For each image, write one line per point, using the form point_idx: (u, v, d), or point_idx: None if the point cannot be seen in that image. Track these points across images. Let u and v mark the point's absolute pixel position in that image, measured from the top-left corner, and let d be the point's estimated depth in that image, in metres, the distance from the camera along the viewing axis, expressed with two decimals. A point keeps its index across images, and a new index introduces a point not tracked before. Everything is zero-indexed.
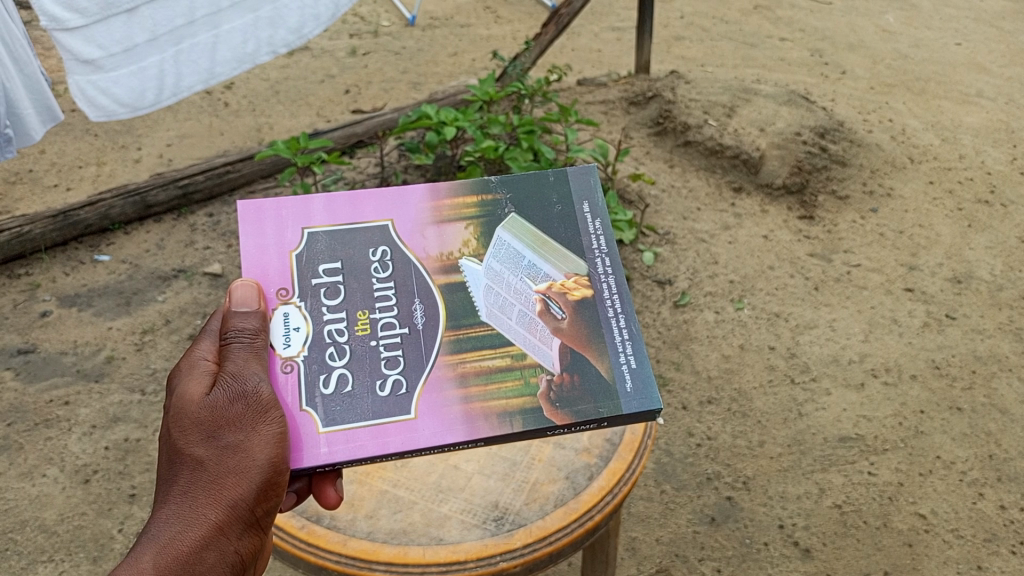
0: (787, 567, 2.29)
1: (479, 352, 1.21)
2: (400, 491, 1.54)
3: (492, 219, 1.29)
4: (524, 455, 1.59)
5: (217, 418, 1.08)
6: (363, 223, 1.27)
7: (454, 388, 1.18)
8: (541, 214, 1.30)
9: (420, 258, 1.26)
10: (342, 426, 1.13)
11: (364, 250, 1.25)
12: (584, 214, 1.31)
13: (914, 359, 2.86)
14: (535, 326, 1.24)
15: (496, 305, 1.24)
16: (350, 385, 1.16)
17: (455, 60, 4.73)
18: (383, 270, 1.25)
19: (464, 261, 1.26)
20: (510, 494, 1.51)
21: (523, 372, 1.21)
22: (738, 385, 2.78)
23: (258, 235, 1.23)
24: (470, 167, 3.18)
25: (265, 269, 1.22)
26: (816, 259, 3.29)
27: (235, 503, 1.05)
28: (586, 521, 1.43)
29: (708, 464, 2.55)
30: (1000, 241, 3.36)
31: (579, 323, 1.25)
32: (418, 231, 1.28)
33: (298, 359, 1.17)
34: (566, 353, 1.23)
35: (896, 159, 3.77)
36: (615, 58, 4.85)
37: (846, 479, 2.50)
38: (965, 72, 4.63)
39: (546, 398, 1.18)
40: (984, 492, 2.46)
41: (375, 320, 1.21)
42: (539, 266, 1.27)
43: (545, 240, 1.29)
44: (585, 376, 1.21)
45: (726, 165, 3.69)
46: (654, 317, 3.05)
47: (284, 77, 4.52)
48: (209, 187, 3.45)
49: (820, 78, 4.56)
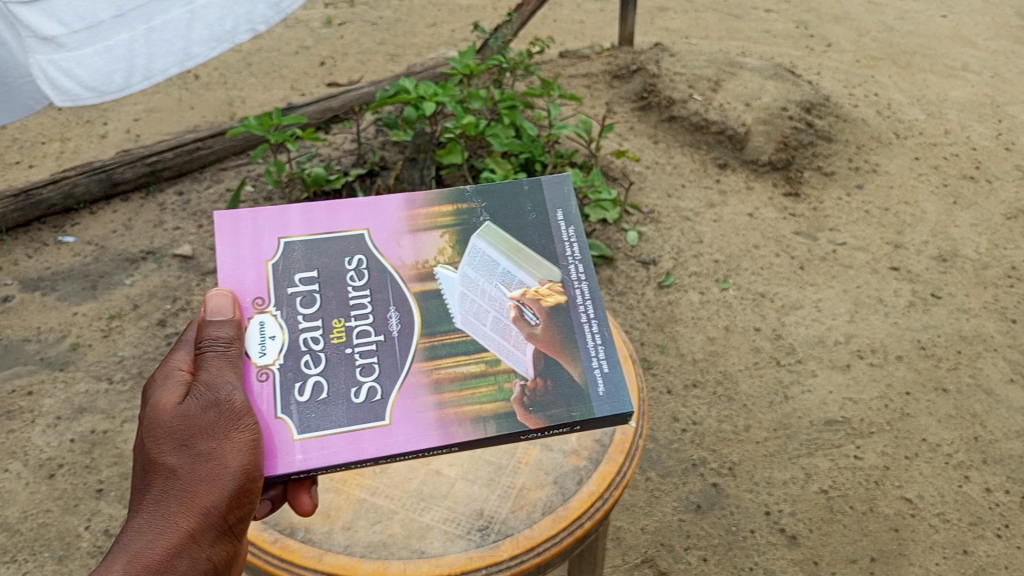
0: (774, 555, 2.25)
1: (454, 358, 1.15)
2: (379, 499, 1.43)
3: (468, 227, 1.22)
4: (510, 458, 1.48)
5: (189, 427, 1.02)
6: (336, 233, 1.20)
7: (429, 394, 1.11)
8: (515, 221, 1.24)
9: (395, 266, 1.19)
10: (317, 433, 1.06)
11: (340, 258, 1.18)
12: (559, 222, 1.24)
13: (900, 340, 2.83)
14: (510, 333, 1.17)
15: (471, 311, 1.18)
16: (326, 392, 1.09)
17: (434, 30, 4.60)
18: (359, 278, 1.17)
19: (440, 269, 1.20)
20: (496, 502, 1.40)
21: (497, 377, 1.14)
22: (724, 368, 2.74)
23: (235, 246, 1.16)
24: (451, 144, 3.08)
25: (241, 279, 1.14)
26: (802, 237, 3.24)
27: (208, 510, 0.99)
28: (575, 529, 1.36)
29: (694, 450, 2.50)
30: (985, 218, 3.33)
31: (553, 330, 1.18)
32: (394, 239, 1.21)
33: (274, 368, 1.10)
34: (539, 359, 1.16)
35: (881, 135, 3.73)
36: (598, 29, 4.75)
37: (833, 463, 2.46)
38: (950, 45, 4.59)
39: (519, 402, 1.12)
40: (970, 475, 2.43)
41: (351, 327, 1.14)
42: (513, 273, 1.20)
43: (520, 246, 1.22)
44: (558, 381, 1.14)
45: (711, 141, 3.63)
46: (637, 298, 2.98)
47: (257, 49, 4.39)
48: (179, 164, 3.32)
49: (805, 51, 4.49)
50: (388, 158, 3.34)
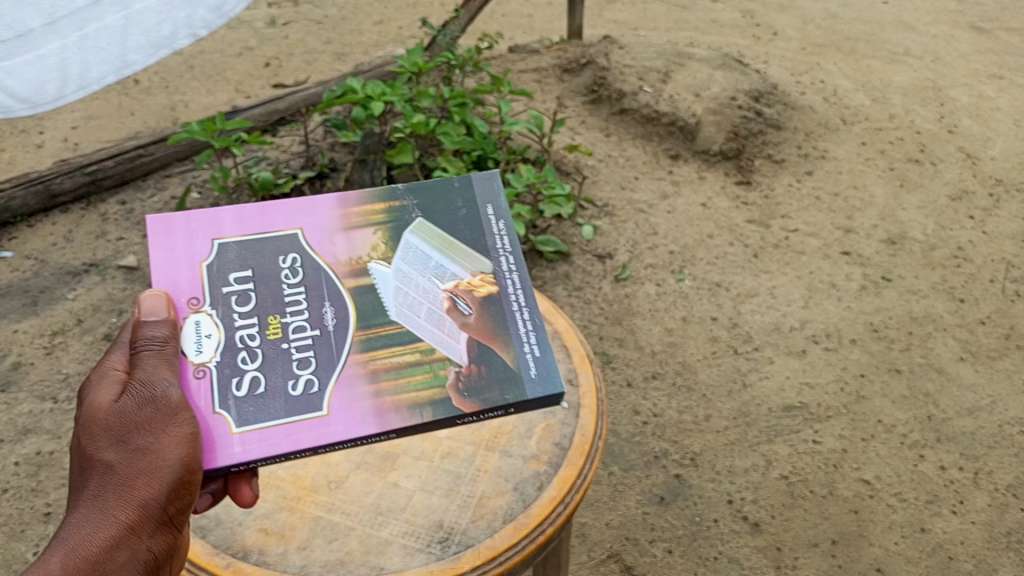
0: (738, 543, 2.25)
1: (389, 348, 1.12)
2: (335, 516, 1.35)
3: (400, 224, 1.21)
4: (469, 467, 1.44)
5: (125, 422, 0.98)
6: (270, 233, 1.17)
7: (366, 384, 1.09)
8: (446, 217, 1.23)
9: (329, 264, 1.16)
10: (255, 425, 1.02)
11: (273, 257, 1.15)
12: (490, 216, 1.24)
13: (853, 323, 2.87)
14: (443, 323, 1.16)
15: (405, 304, 1.16)
16: (263, 386, 1.06)
17: (381, 28, 4.55)
18: (293, 276, 1.15)
19: (373, 265, 1.17)
20: (456, 512, 1.35)
21: (432, 365, 1.12)
22: (682, 358, 2.75)
23: (168, 248, 1.12)
24: (401, 144, 3.05)
25: (174, 280, 1.10)
26: (755, 225, 3.27)
27: (146, 503, 0.95)
28: (537, 536, 1.31)
29: (656, 442, 2.51)
30: (931, 200, 3.40)
31: (486, 319, 1.17)
32: (328, 237, 1.18)
33: (210, 365, 1.06)
34: (473, 346, 1.15)
35: (828, 121, 3.79)
36: (547, 23, 4.74)
37: (792, 448, 2.49)
38: (892, 31, 4.68)
39: (454, 387, 1.10)
40: (925, 454, 2.48)
41: (287, 321, 1.11)
42: (446, 266, 1.20)
43: (451, 240, 1.21)
44: (491, 366, 1.13)
45: (663, 132, 3.65)
46: (595, 292, 2.97)
47: (199, 52, 4.29)
48: (120, 173, 3.23)
49: (752, 40, 4.54)
50: (338, 159, 3.30)
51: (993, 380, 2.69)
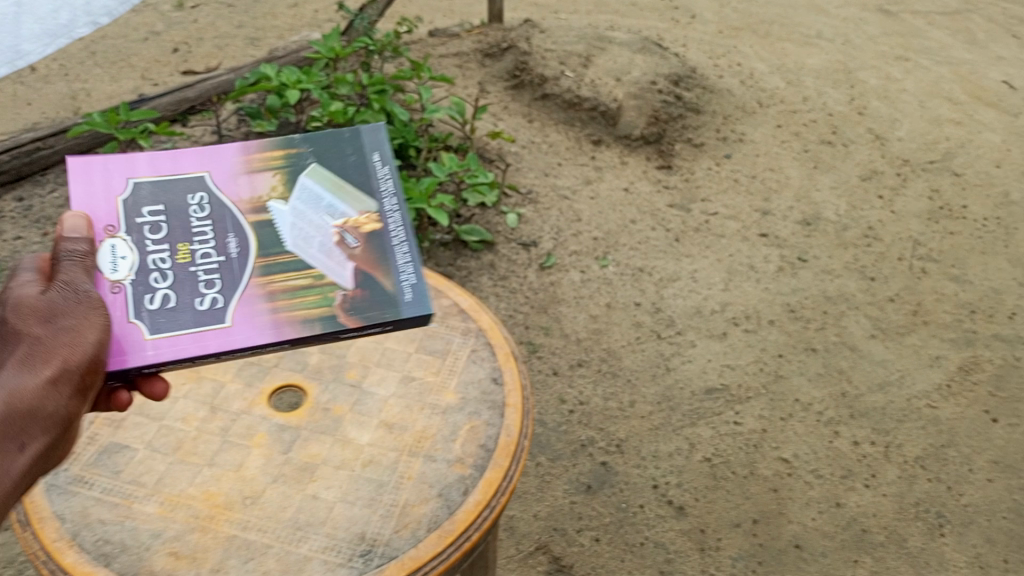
0: (663, 527, 2.30)
1: (284, 274, 1.16)
2: (251, 534, 1.32)
3: (295, 168, 1.24)
4: (392, 474, 1.42)
5: (50, 307, 0.99)
6: (180, 175, 1.20)
7: (263, 302, 1.12)
8: (337, 162, 1.25)
9: (232, 201, 1.19)
10: (166, 333, 1.07)
11: (183, 195, 1.18)
12: (377, 162, 1.26)
13: (771, 304, 2.95)
14: (333, 254, 1.19)
15: (299, 238, 1.19)
16: (173, 301, 1.10)
17: (297, 11, 4.42)
18: (201, 210, 1.18)
19: (272, 203, 1.20)
20: (378, 522, 1.34)
21: (322, 288, 1.16)
22: (607, 345, 2.78)
23: (86, 183, 1.14)
24: (318, 134, 2.99)
25: (92, 210, 1.13)
26: (676, 209, 3.31)
27: (67, 368, 0.96)
28: (463, 543, 1.32)
29: (582, 430, 2.53)
30: (843, 181, 3.51)
31: (371, 250, 1.21)
32: (233, 178, 1.21)
33: (125, 283, 1.09)
34: (358, 274, 1.18)
35: (745, 105, 3.87)
36: (468, 6, 4.69)
37: (714, 431, 2.54)
38: (804, 14, 4.80)
39: (341, 307, 1.15)
40: (839, 430, 2.57)
41: (195, 249, 1.15)
42: (336, 205, 1.23)
43: (341, 183, 1.24)
44: (373, 291, 1.17)
45: (585, 118, 3.66)
46: (520, 281, 2.97)
47: (102, 37, 4.10)
48: (17, 167, 3.07)
49: (671, 23, 4.58)
50: None
51: (902, 355, 2.81)
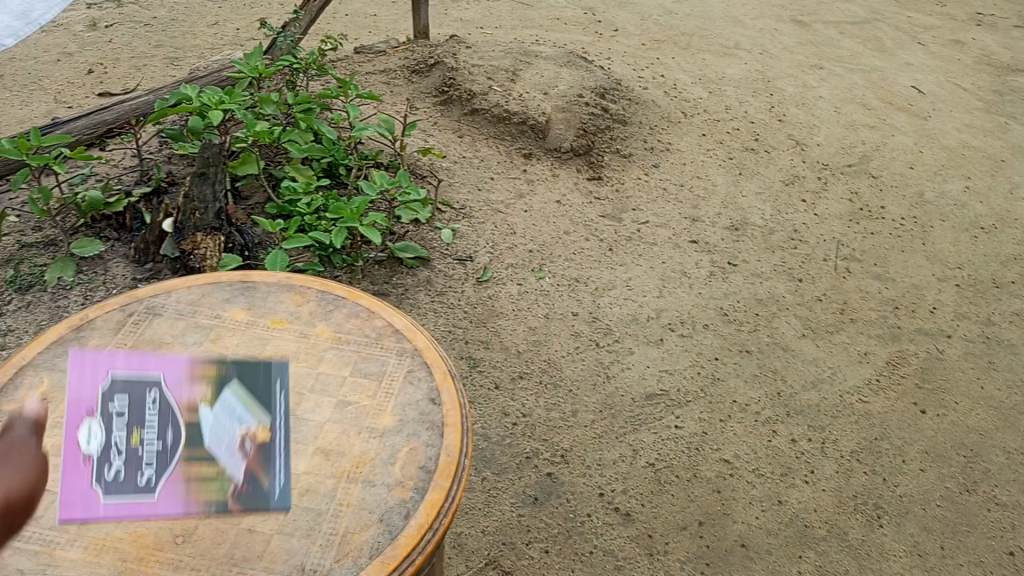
0: (611, 535, 2.30)
1: (201, 463, 1.29)
2: (184, 574, 1.25)
3: (223, 380, 1.36)
4: (330, 501, 1.38)
5: None
6: (144, 374, 1.33)
7: (181, 488, 1.28)
8: (251, 382, 1.39)
9: (175, 400, 1.31)
10: (116, 496, 1.25)
11: (146, 389, 1.31)
12: (278, 389, 1.41)
13: (704, 309, 3.00)
14: (236, 454, 1.32)
15: (213, 435, 1.31)
16: (122, 474, 1.26)
17: (217, 30, 4.34)
18: (154, 405, 1.30)
19: (201, 406, 1.32)
20: (318, 552, 1.30)
21: (221, 479, 1.30)
22: (547, 356, 2.78)
23: (79, 378, 1.30)
24: (244, 155, 2.92)
25: (78, 394, 1.29)
26: (608, 219, 3.35)
27: None
28: (406, 568, 1.30)
29: (527, 443, 2.52)
30: (767, 186, 3.61)
31: (262, 459, 1.34)
32: (185, 382, 1.33)
33: (93, 454, 1.25)
34: (245, 479, 1.33)
35: (670, 115, 3.95)
36: (392, 23, 4.68)
37: (656, 436, 2.57)
38: (721, 26, 4.94)
39: (232, 494, 1.31)
40: (777, 429, 2.62)
41: (146, 437, 1.27)
42: (245, 416, 1.35)
43: (252, 399, 1.37)
44: (252, 491, 1.33)
45: (515, 132, 3.67)
46: (458, 297, 2.94)
47: (10, 59, 3.94)
48: None
49: (595, 36, 4.65)
50: (176, 173, 3.10)
51: (832, 352, 2.89)
